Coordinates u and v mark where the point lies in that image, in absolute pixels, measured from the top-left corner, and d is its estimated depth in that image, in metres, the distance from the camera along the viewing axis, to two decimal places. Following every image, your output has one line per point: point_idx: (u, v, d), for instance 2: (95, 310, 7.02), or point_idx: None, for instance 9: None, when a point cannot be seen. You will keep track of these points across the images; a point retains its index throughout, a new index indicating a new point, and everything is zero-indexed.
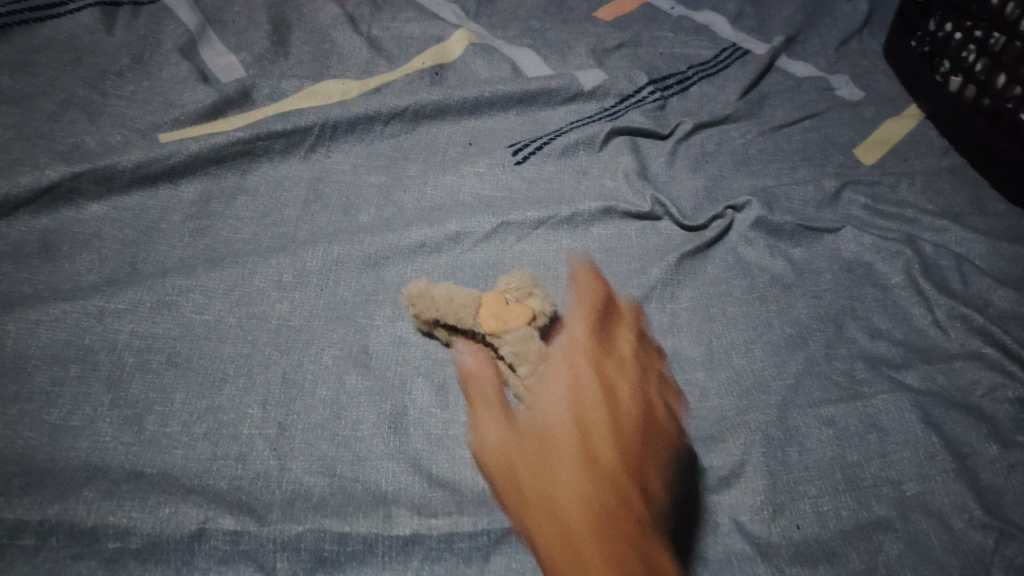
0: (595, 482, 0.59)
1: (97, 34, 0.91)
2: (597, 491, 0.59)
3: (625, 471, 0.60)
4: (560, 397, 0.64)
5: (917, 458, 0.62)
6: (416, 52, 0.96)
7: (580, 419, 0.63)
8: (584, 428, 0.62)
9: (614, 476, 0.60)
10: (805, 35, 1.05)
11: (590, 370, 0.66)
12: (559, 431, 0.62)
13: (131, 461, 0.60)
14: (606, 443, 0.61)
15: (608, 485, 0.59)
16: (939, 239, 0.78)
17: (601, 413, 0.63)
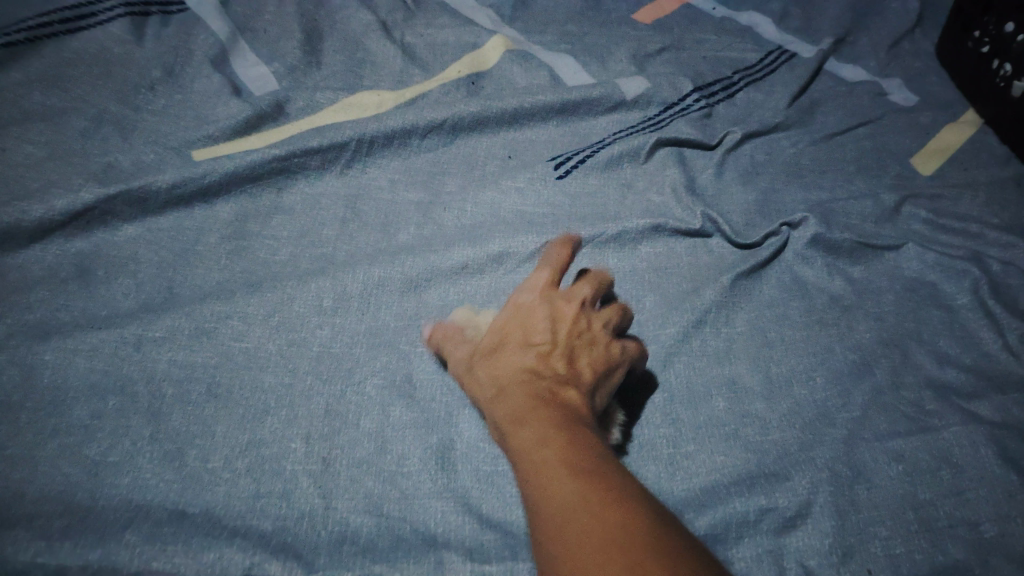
0: (529, 342, 0.59)
1: (128, 45, 0.89)
2: (526, 350, 0.59)
3: (559, 342, 0.59)
4: (517, 321, 0.62)
5: (994, 496, 0.58)
6: (452, 60, 0.93)
7: (527, 324, 0.61)
8: (530, 328, 0.61)
9: (548, 338, 0.59)
10: (854, 35, 1.01)
11: (552, 311, 0.62)
12: (510, 329, 0.61)
13: (174, 500, 0.58)
14: (543, 317, 0.61)
15: (542, 351, 0.58)
16: (1007, 255, 0.74)
17: (544, 327, 0.60)
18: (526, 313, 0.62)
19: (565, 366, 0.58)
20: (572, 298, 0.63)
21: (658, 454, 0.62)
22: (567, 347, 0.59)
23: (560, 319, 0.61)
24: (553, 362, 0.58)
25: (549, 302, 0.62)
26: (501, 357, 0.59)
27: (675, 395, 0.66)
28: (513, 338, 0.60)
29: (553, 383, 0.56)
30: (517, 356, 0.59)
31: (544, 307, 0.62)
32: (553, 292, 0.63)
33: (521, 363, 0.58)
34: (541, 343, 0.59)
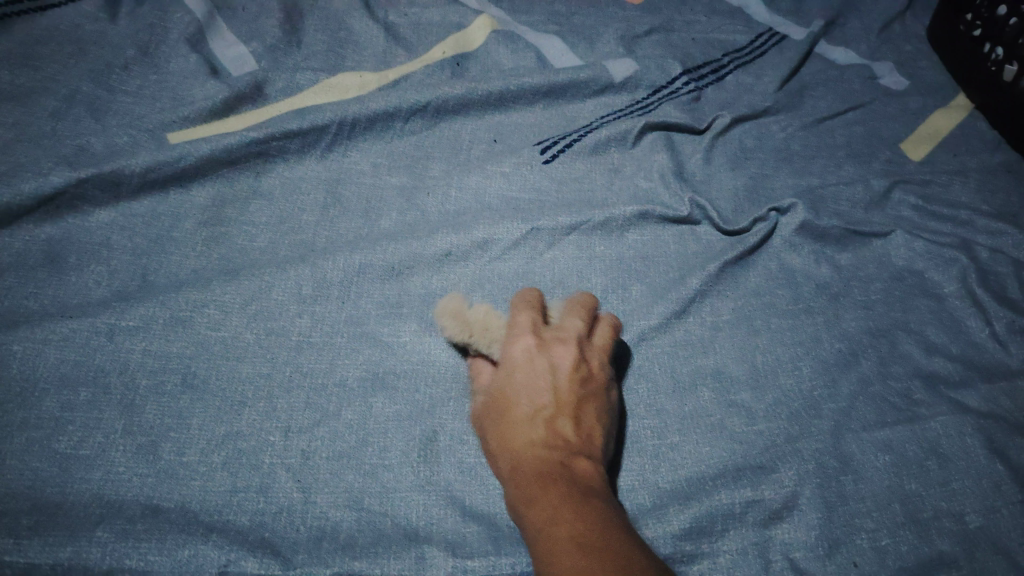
0: (535, 404, 0.55)
1: (101, 23, 0.84)
2: (532, 413, 0.55)
3: (565, 402, 0.56)
4: (518, 375, 0.57)
5: (981, 487, 0.58)
6: (435, 41, 0.90)
7: (529, 381, 0.56)
8: (534, 384, 0.56)
9: (553, 399, 0.56)
10: (847, 15, 0.97)
11: (551, 363, 0.57)
12: (512, 387, 0.57)
13: (146, 494, 0.57)
14: (544, 373, 0.57)
15: (548, 415, 0.55)
16: (997, 243, 0.73)
17: (549, 383, 0.56)
18: (528, 362, 0.57)
19: (572, 429, 0.55)
20: (568, 339, 0.60)
21: (642, 447, 0.62)
22: (572, 404, 0.56)
23: (565, 365, 0.58)
24: (561, 426, 0.54)
25: (550, 349, 0.58)
26: (506, 422, 0.55)
27: (661, 385, 0.65)
28: (515, 397, 0.56)
29: (566, 455, 0.53)
30: (522, 423, 0.55)
31: (546, 356, 0.58)
32: (550, 336, 0.60)
33: (531, 433, 0.54)
34: (547, 404, 0.55)
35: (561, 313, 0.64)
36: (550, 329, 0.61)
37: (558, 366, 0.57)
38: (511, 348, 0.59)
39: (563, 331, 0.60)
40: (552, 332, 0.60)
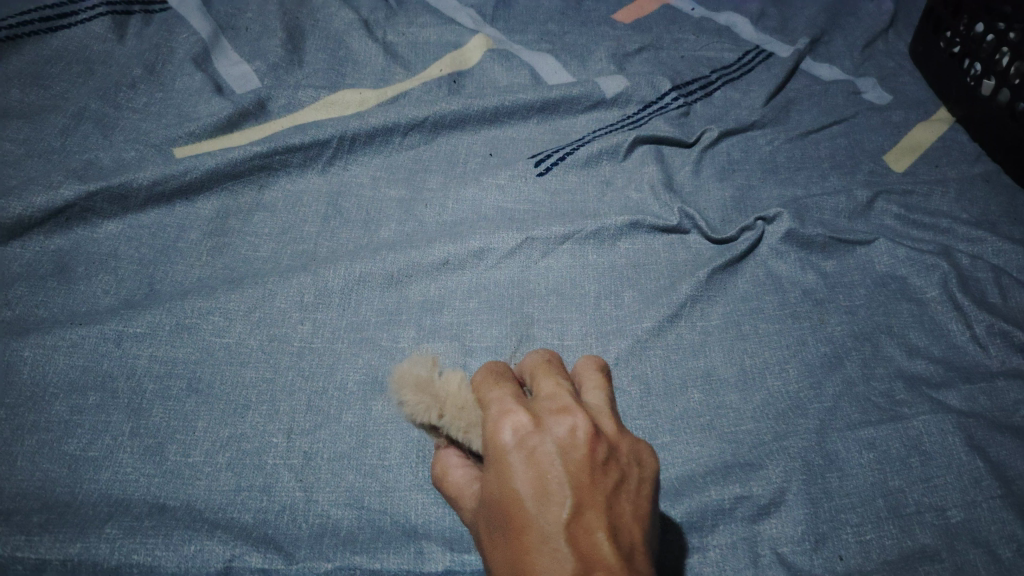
0: (554, 514, 0.41)
1: (109, 44, 0.87)
2: (551, 532, 0.40)
3: (594, 509, 0.41)
4: (519, 474, 0.42)
5: (962, 483, 0.60)
6: (432, 59, 0.93)
7: (539, 479, 0.42)
8: (543, 486, 0.42)
9: (574, 501, 0.41)
10: (832, 33, 1.00)
11: (559, 445, 0.43)
12: (515, 497, 0.42)
13: (153, 493, 0.59)
14: (558, 465, 0.42)
15: (573, 526, 0.41)
16: (976, 250, 0.76)
17: (569, 477, 0.42)
18: (530, 451, 0.43)
19: (609, 540, 0.41)
20: (568, 404, 0.45)
21: None
22: (604, 504, 0.42)
23: (581, 442, 0.43)
24: (596, 540, 0.41)
25: (551, 423, 0.44)
26: (523, 547, 0.41)
27: (652, 387, 0.67)
28: (526, 512, 0.41)
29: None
30: (543, 548, 0.40)
31: (550, 436, 0.43)
32: (545, 408, 0.46)
33: (558, 563, 0.40)
34: (573, 509, 0.41)
35: (549, 374, 0.50)
36: (543, 399, 0.47)
37: (574, 449, 0.43)
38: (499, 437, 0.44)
39: (560, 397, 0.47)
40: (547, 402, 0.46)
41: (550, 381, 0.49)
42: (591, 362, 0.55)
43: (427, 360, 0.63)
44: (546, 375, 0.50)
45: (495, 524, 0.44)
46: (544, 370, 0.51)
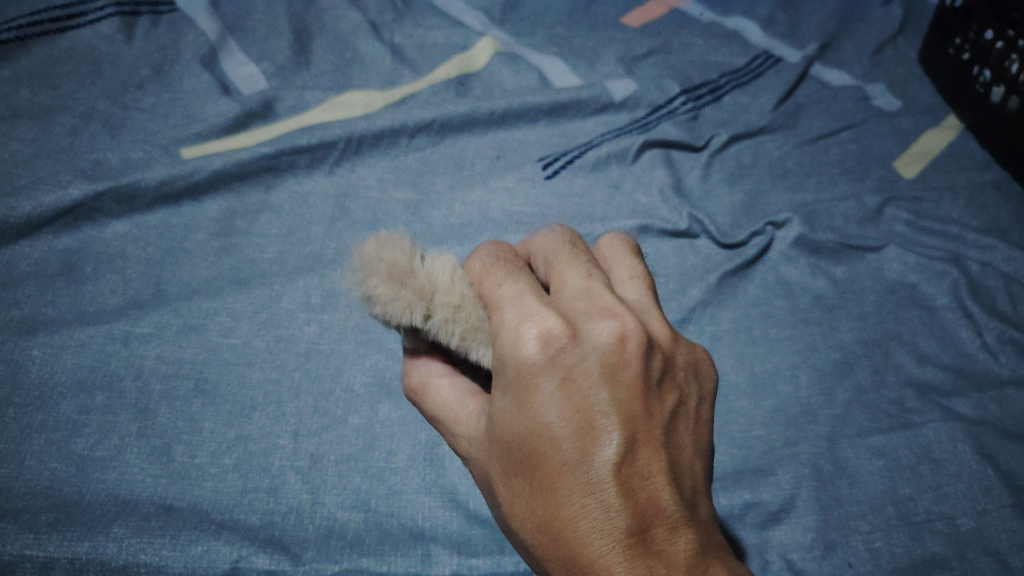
0: (603, 456, 0.38)
1: (117, 45, 0.86)
2: (599, 476, 0.38)
3: (645, 442, 0.39)
4: (558, 407, 0.39)
5: (972, 492, 0.60)
6: (440, 61, 0.92)
7: (580, 410, 0.39)
8: (586, 418, 0.38)
9: (625, 438, 0.38)
10: (841, 39, 1.00)
11: (604, 365, 0.39)
12: (549, 432, 0.38)
13: (160, 493, 0.59)
14: (605, 391, 0.39)
15: (624, 466, 0.38)
16: (986, 257, 0.76)
17: (618, 406, 0.39)
18: (567, 371, 0.39)
19: (666, 480, 0.39)
20: (610, 306, 0.42)
21: None
22: (658, 436, 0.40)
23: (631, 359, 0.40)
24: (650, 481, 0.39)
25: (593, 329, 0.40)
26: (561, 498, 0.38)
27: None
28: (568, 454, 0.38)
29: (669, 542, 0.38)
30: (587, 492, 0.38)
31: (595, 351, 0.40)
32: (580, 313, 0.41)
33: (607, 509, 0.37)
34: (625, 448, 0.38)
35: (577, 262, 0.45)
36: (574, 298, 0.43)
37: (624, 367, 0.40)
38: (520, 350, 0.40)
39: (599, 295, 0.42)
40: (580, 304, 0.42)
41: (578, 267, 0.45)
42: (618, 242, 0.51)
43: (408, 245, 0.46)
44: (568, 259, 0.45)
45: (519, 466, 0.40)
46: (567, 250, 0.46)
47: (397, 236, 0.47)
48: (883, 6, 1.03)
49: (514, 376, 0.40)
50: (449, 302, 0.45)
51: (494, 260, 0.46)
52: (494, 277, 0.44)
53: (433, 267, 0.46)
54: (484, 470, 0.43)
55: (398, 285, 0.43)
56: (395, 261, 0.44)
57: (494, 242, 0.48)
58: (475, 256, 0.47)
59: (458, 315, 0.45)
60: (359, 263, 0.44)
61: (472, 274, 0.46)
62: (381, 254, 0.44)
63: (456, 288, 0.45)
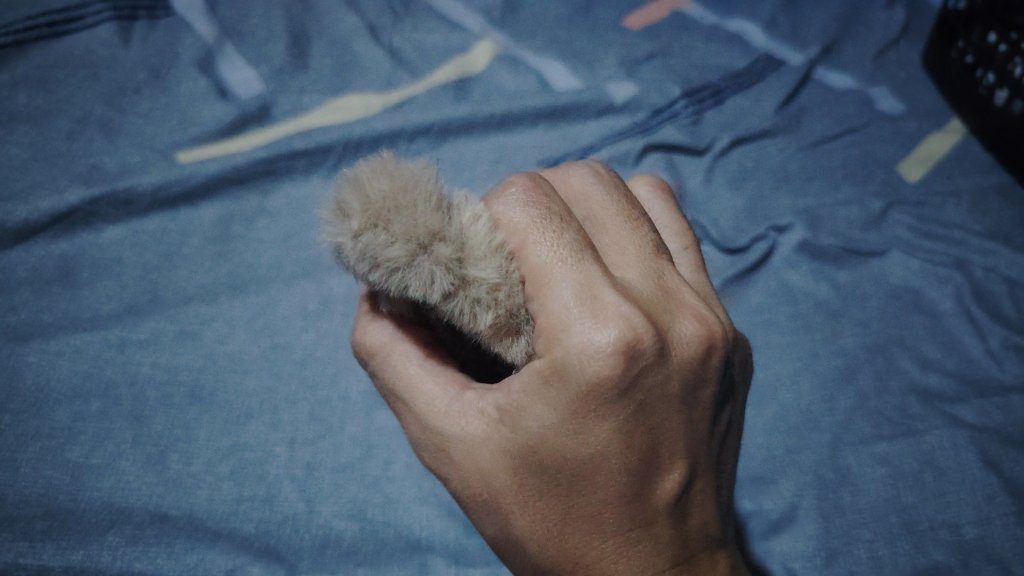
0: (665, 486, 0.41)
1: (114, 48, 0.85)
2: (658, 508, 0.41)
3: (699, 467, 0.42)
4: (634, 434, 0.39)
5: (975, 499, 0.60)
6: (437, 65, 0.91)
7: (653, 438, 0.40)
8: (657, 448, 0.40)
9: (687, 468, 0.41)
10: (842, 42, 0.96)
11: (685, 385, 0.41)
12: (617, 462, 0.40)
13: (155, 502, 0.58)
14: (682, 413, 0.41)
15: (680, 496, 0.42)
16: (991, 262, 0.75)
17: (691, 427, 0.41)
18: (646, 395, 0.39)
19: (705, 498, 0.44)
20: (692, 305, 0.43)
21: None
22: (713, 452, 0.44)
23: (711, 369, 0.42)
24: (694, 502, 0.43)
25: (676, 331, 0.41)
26: (613, 523, 0.41)
27: None
28: (638, 480, 0.40)
29: (700, 559, 0.44)
30: (643, 520, 0.41)
31: (678, 366, 0.40)
32: (660, 311, 0.41)
33: (659, 535, 0.42)
34: (689, 473, 0.42)
35: (641, 232, 0.45)
36: (644, 282, 0.42)
37: (703, 386, 0.42)
38: (595, 369, 0.38)
39: (671, 283, 0.43)
40: (654, 293, 0.42)
41: (639, 237, 0.45)
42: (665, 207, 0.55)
43: (433, 188, 0.40)
44: (628, 235, 0.45)
45: (560, 483, 0.40)
46: (622, 216, 0.46)
47: (418, 174, 0.41)
48: (886, 7, 1.00)
49: (586, 391, 0.38)
50: (480, 273, 0.40)
51: (546, 224, 0.42)
52: (542, 249, 0.41)
53: (456, 221, 0.41)
54: (478, 476, 0.42)
55: (417, 254, 0.38)
56: (415, 222, 0.38)
57: (540, 189, 0.44)
58: (507, 198, 0.43)
59: (490, 289, 0.40)
60: (362, 218, 0.38)
61: (513, 232, 0.42)
62: (398, 205, 0.38)
63: (488, 254, 0.41)
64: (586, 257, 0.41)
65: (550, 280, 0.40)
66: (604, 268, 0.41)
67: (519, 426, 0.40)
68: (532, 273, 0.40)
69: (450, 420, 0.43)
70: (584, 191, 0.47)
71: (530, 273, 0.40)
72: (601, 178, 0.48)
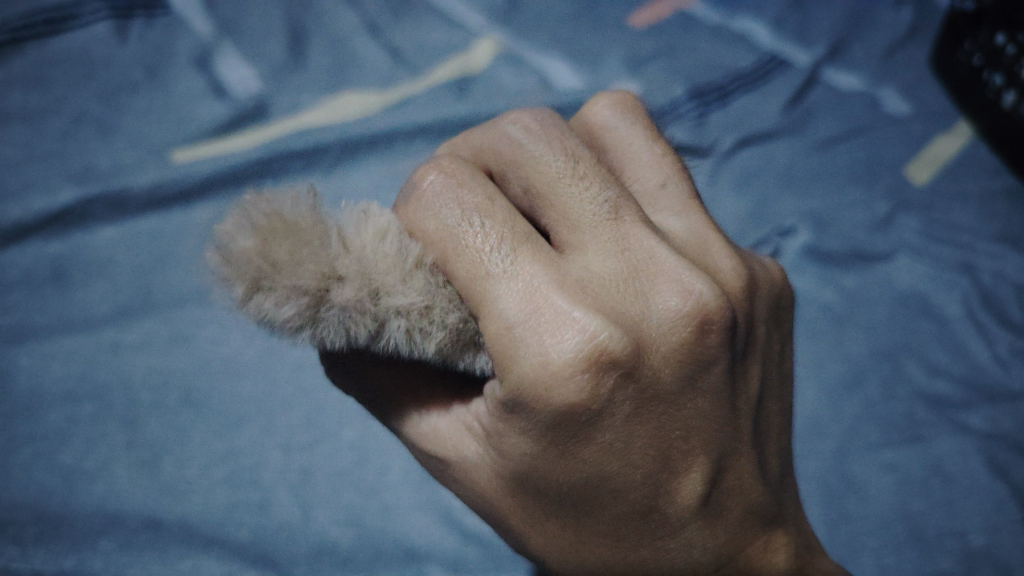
0: (684, 486, 0.40)
1: (111, 46, 0.83)
2: (680, 510, 0.41)
3: (719, 454, 0.41)
4: (631, 450, 0.38)
5: (984, 507, 0.61)
6: (439, 63, 0.89)
7: (655, 442, 0.38)
8: (660, 453, 0.39)
9: (704, 464, 0.40)
10: (850, 40, 0.95)
11: (680, 377, 0.38)
12: (615, 477, 0.39)
13: (148, 507, 0.57)
14: (683, 407, 0.39)
15: (708, 491, 0.41)
16: (999, 266, 0.74)
17: (698, 418, 0.39)
18: (631, 406, 0.37)
19: (739, 475, 0.43)
20: (672, 268, 0.38)
21: None
22: (746, 431, 0.43)
23: (710, 348, 0.38)
24: (726, 484, 0.42)
25: (649, 315, 0.38)
26: (634, 532, 0.41)
27: None
28: (652, 493, 0.40)
29: (742, 530, 0.44)
30: (666, 523, 0.41)
31: (665, 359, 0.38)
32: (627, 296, 0.38)
33: (695, 533, 0.42)
34: (712, 469, 0.40)
35: (587, 191, 0.39)
36: (605, 261, 0.38)
37: (706, 368, 0.39)
38: (558, 398, 0.36)
39: (639, 251, 0.38)
40: (618, 272, 0.38)
41: (588, 201, 0.39)
42: (632, 126, 0.47)
43: (314, 219, 0.37)
44: (578, 213, 0.39)
45: (561, 505, 0.40)
46: (570, 172, 0.40)
47: (290, 205, 0.37)
48: (892, 8, 0.99)
49: (560, 420, 0.36)
50: (400, 296, 0.37)
51: (465, 222, 0.37)
52: (468, 251, 0.37)
53: (352, 247, 0.37)
54: (482, 497, 0.42)
55: (316, 306, 0.36)
56: (299, 274, 0.35)
57: (453, 175, 0.39)
58: (425, 197, 0.39)
59: (416, 312, 0.37)
60: (243, 287, 0.35)
61: (431, 244, 0.38)
62: (272, 258, 0.35)
63: (402, 274, 0.37)
64: (526, 252, 0.37)
65: (489, 295, 0.36)
66: (552, 263, 0.37)
67: (504, 452, 0.39)
68: (464, 288, 0.37)
69: (438, 434, 0.43)
70: (514, 152, 0.41)
71: (467, 289, 0.37)
72: (533, 132, 0.41)
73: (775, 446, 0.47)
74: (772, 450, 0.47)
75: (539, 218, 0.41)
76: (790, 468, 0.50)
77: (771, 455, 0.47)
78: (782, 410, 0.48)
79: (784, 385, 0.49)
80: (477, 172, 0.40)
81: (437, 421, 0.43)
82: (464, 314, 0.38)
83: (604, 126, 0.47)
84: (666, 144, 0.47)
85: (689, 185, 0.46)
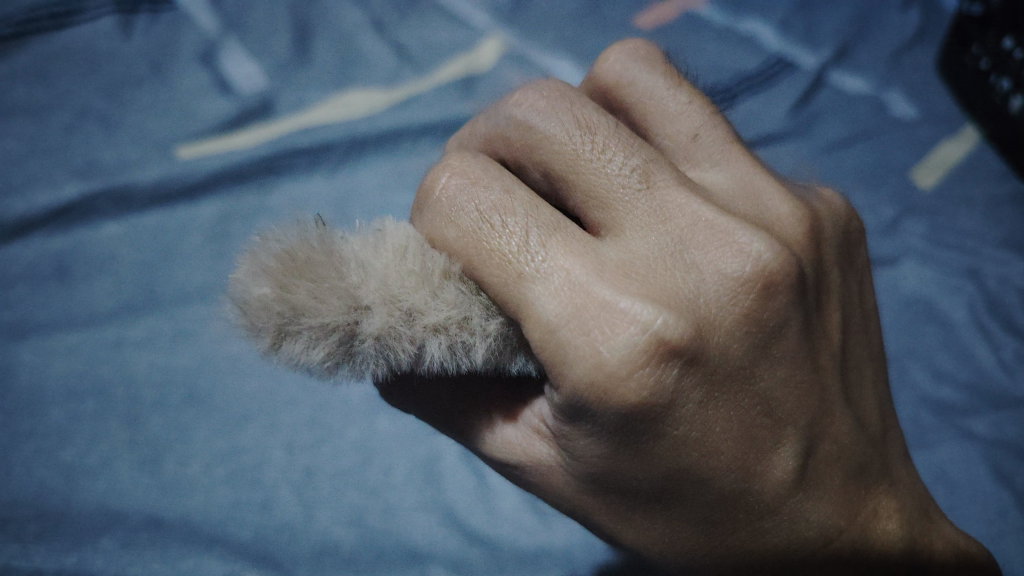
0: (772, 459, 0.40)
1: (115, 41, 0.83)
2: (777, 485, 0.40)
3: (803, 417, 0.40)
4: (710, 434, 0.38)
5: (987, 515, 0.61)
6: (444, 59, 0.88)
7: (734, 420, 0.38)
8: (740, 431, 0.38)
9: (785, 430, 0.40)
10: (858, 42, 0.94)
11: (747, 349, 0.38)
12: (699, 464, 0.38)
13: (150, 505, 0.57)
14: (757, 376, 0.38)
15: (800, 456, 0.40)
16: (1005, 272, 0.74)
17: (775, 387, 0.39)
18: (702, 392, 0.37)
19: (827, 434, 0.42)
20: (723, 230, 0.38)
21: None
22: (833, 391, 0.42)
23: (778, 313, 0.38)
24: (816, 446, 0.42)
25: (704, 289, 0.37)
26: (730, 517, 0.41)
27: None
28: (740, 472, 0.39)
29: (841, 487, 0.44)
30: (763, 502, 0.40)
31: (729, 334, 0.37)
32: (677, 273, 0.37)
33: (797, 507, 0.41)
34: (802, 439, 0.40)
35: (613, 164, 0.39)
36: (646, 239, 0.38)
37: (776, 335, 0.38)
38: (622, 395, 0.35)
39: (682, 219, 0.38)
40: (660, 249, 0.38)
41: (615, 172, 0.39)
42: (649, 71, 0.48)
43: (326, 251, 0.37)
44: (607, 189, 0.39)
45: (648, 497, 0.40)
46: (590, 141, 0.40)
47: (297, 244, 0.37)
48: (902, 8, 0.97)
49: (627, 420, 0.36)
50: (434, 313, 0.37)
51: (487, 223, 0.37)
52: (496, 251, 0.36)
53: (373, 269, 0.37)
54: (567, 496, 0.43)
55: (349, 340, 0.36)
56: (324, 312, 0.36)
57: (466, 174, 0.38)
58: (445, 200, 0.38)
59: (454, 326, 0.37)
60: (270, 337, 0.36)
61: (455, 253, 0.37)
62: (293, 304, 0.35)
63: (432, 289, 0.37)
64: (556, 246, 0.36)
65: (525, 299, 0.35)
66: (587, 252, 0.36)
67: (576, 455, 0.39)
68: (499, 294, 0.36)
69: (508, 442, 0.43)
70: (524, 135, 0.41)
71: (504, 294, 0.36)
72: (539, 108, 0.41)
73: (864, 405, 0.47)
74: (860, 402, 0.47)
75: (568, 201, 0.40)
76: (885, 423, 0.50)
77: (863, 411, 0.47)
78: (864, 362, 0.48)
79: (866, 331, 0.49)
80: (488, 164, 0.39)
81: (504, 428, 0.43)
82: (502, 318, 0.38)
83: (619, 80, 0.48)
84: (689, 90, 0.48)
85: (723, 128, 0.46)
